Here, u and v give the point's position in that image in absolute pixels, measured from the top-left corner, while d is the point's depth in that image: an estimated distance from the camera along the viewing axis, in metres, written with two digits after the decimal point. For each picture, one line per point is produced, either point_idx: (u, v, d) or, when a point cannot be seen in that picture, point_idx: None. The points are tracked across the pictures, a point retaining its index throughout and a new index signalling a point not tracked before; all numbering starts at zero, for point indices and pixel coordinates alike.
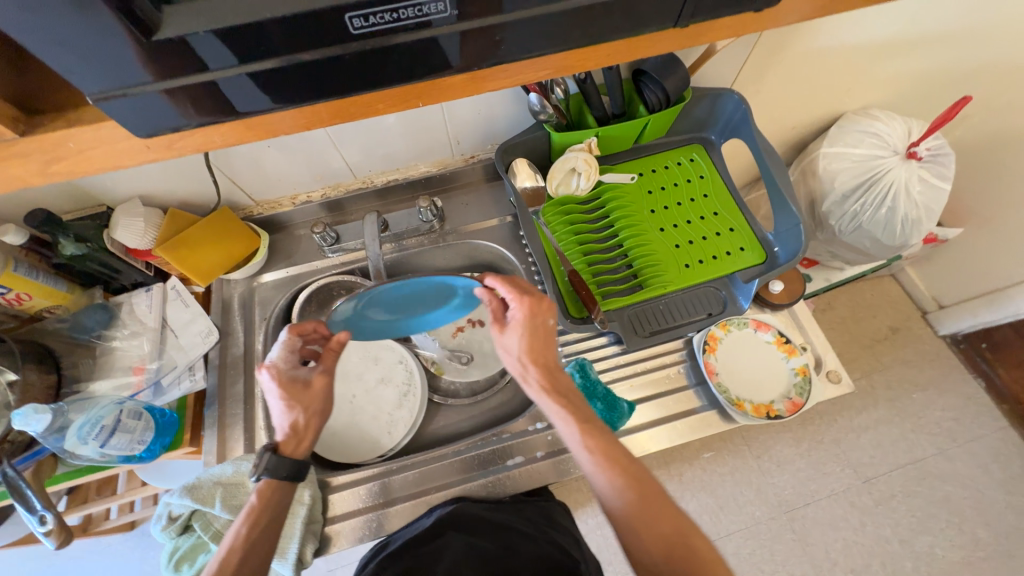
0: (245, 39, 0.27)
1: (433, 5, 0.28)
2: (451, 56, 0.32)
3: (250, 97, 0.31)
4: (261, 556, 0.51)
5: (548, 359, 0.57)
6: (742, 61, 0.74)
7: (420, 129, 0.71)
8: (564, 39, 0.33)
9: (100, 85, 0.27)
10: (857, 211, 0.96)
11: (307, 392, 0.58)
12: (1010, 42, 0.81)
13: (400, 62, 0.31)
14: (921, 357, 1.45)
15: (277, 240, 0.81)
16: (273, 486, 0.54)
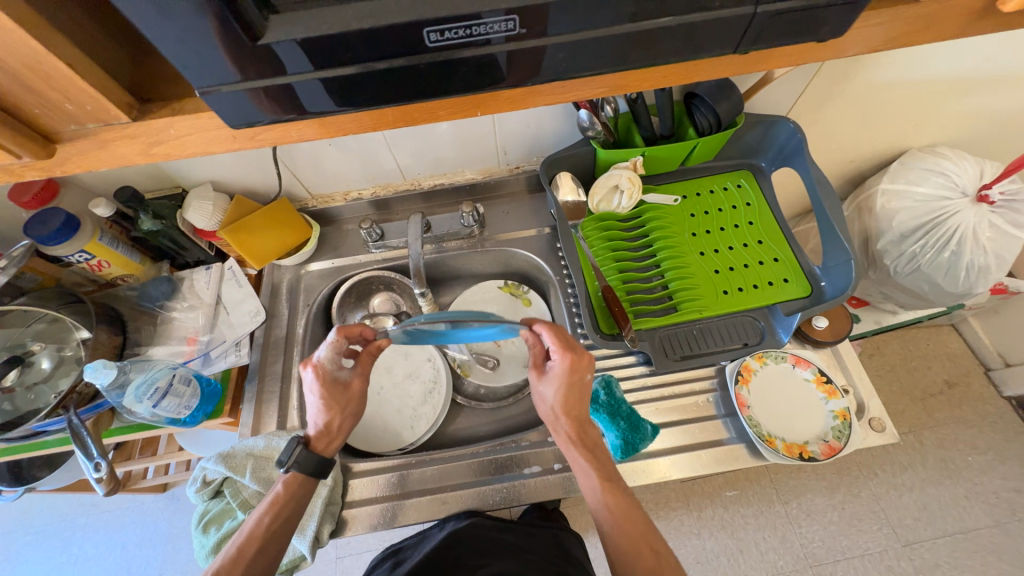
0: (329, 48, 0.30)
1: (502, 24, 0.30)
2: (510, 71, 0.33)
3: (323, 99, 0.33)
4: (270, 553, 0.53)
5: (580, 417, 0.58)
6: (801, 89, 0.73)
7: (472, 139, 0.74)
8: (621, 61, 0.34)
9: (201, 80, 0.30)
10: (916, 252, 0.90)
11: (346, 393, 0.62)
12: None
13: (466, 74, 0.33)
14: (980, 418, 1.34)
15: (327, 232, 0.85)
16: (297, 480, 0.57)
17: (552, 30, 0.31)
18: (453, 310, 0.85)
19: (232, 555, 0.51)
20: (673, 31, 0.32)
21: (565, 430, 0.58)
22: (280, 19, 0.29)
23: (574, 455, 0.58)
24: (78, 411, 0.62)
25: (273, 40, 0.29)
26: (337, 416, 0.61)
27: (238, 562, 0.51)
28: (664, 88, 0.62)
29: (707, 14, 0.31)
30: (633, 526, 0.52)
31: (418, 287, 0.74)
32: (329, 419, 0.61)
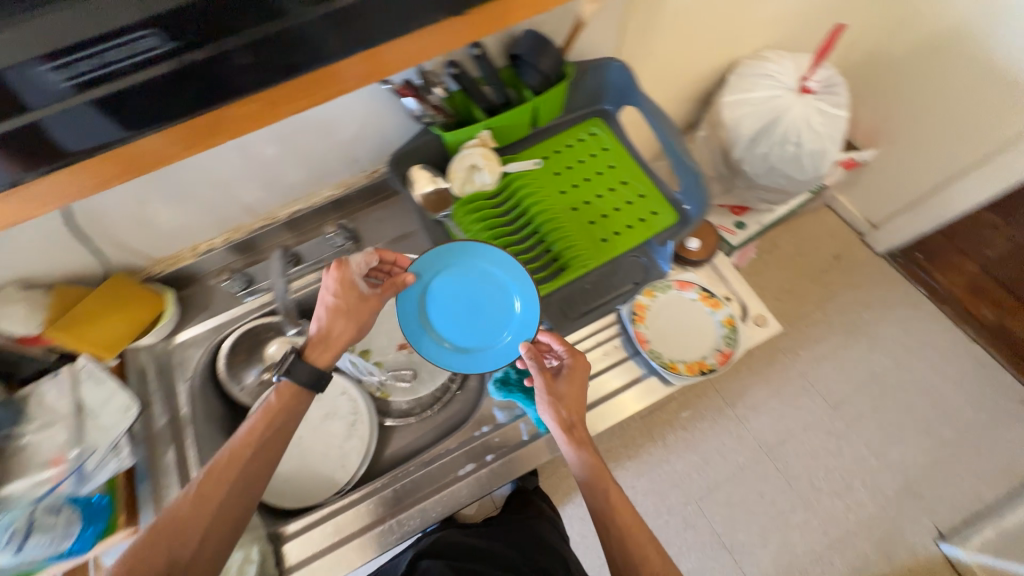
0: (51, 82, 0.39)
1: (140, 36, 0.39)
2: (207, 76, 0.43)
3: (80, 130, 0.42)
4: (269, 456, 0.58)
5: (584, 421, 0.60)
6: (620, 25, 0.73)
7: (309, 155, 0.69)
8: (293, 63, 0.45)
9: None
10: (767, 153, 0.98)
11: (359, 304, 0.63)
12: None
13: (178, 91, 0.43)
14: (865, 279, 1.54)
15: (188, 295, 0.77)
16: (291, 389, 0.61)
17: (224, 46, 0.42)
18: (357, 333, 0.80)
19: (230, 455, 0.56)
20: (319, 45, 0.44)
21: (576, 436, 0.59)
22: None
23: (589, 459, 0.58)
24: None
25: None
26: (339, 322, 0.62)
27: (237, 459, 0.56)
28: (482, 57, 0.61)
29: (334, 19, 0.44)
30: (650, 553, 0.53)
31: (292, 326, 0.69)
32: (333, 324, 0.63)
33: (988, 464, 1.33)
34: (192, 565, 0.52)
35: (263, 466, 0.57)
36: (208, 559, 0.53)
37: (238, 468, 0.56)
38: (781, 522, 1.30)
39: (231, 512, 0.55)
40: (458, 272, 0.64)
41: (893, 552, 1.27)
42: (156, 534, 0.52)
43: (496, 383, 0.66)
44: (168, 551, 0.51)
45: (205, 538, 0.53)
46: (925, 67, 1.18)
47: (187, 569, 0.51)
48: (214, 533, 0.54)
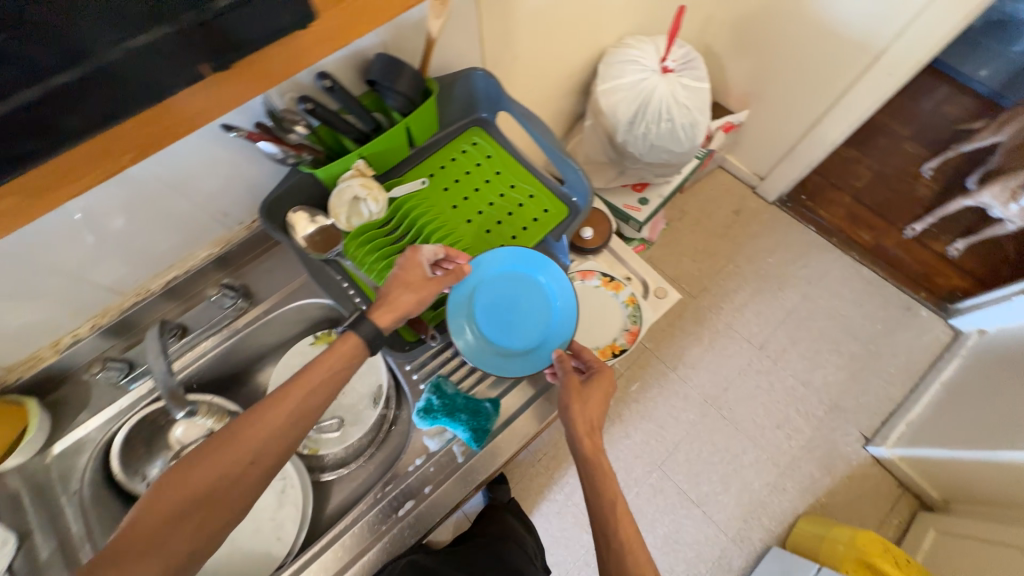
0: None
1: None
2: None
3: None
4: (321, 401, 0.55)
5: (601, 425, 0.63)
6: (476, 36, 0.74)
7: (169, 218, 0.63)
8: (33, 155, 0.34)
9: None
10: (646, 132, 1.04)
11: (423, 283, 0.62)
12: None
13: None
14: (765, 227, 1.68)
15: (61, 396, 0.68)
16: (353, 342, 0.58)
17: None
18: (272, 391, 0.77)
19: (293, 384, 0.54)
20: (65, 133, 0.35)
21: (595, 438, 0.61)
22: None
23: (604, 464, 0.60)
24: None
25: None
26: (401, 290, 0.61)
27: (300, 387, 0.54)
28: (334, 88, 0.59)
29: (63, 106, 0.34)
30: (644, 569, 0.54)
31: (181, 410, 0.62)
32: (395, 294, 0.61)
33: (892, 367, 1.50)
34: (241, 485, 0.50)
35: (310, 411, 0.54)
36: (256, 481, 0.51)
37: (297, 399, 0.54)
38: (737, 465, 1.39)
39: (271, 455, 0.52)
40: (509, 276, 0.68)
41: (833, 465, 1.40)
42: (211, 448, 0.50)
43: (420, 414, 0.64)
44: (219, 468, 0.49)
45: (255, 462, 0.51)
46: (768, 31, 1.31)
47: (233, 485, 0.50)
48: (264, 456, 0.51)
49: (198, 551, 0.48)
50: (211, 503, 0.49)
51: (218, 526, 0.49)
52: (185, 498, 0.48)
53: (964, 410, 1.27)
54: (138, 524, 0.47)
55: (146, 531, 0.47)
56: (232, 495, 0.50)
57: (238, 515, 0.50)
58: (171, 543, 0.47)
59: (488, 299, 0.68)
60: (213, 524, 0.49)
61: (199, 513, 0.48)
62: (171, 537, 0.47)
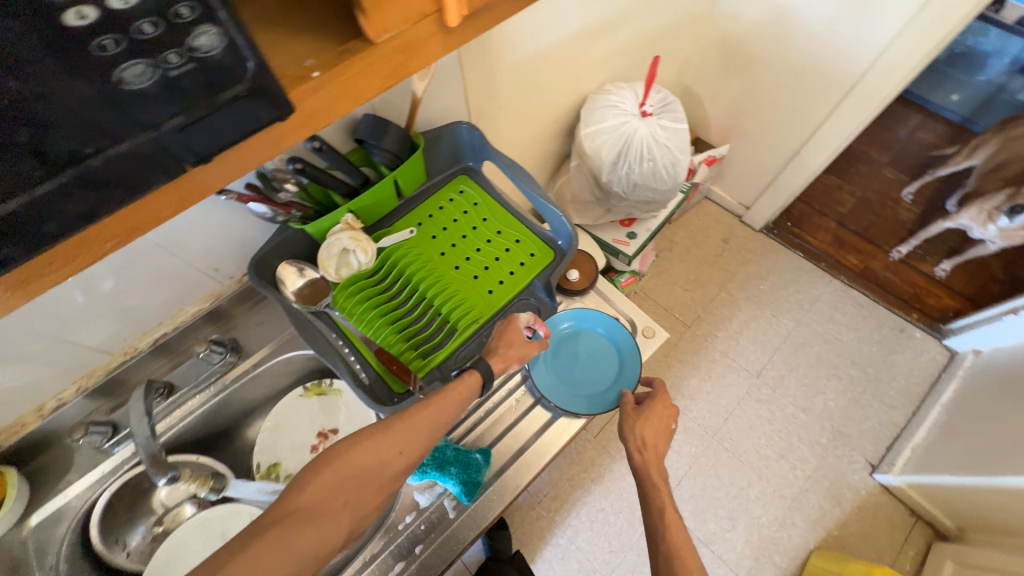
0: None
1: None
2: None
3: None
4: (452, 412, 0.58)
5: (659, 446, 0.64)
6: (462, 93, 0.79)
7: (161, 277, 0.64)
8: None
9: None
10: (630, 172, 1.07)
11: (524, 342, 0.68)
12: (654, 9, 1.01)
13: None
14: (754, 254, 1.71)
15: (43, 463, 0.66)
16: (472, 380, 0.61)
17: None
18: (259, 447, 0.75)
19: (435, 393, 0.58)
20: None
21: (647, 456, 0.62)
22: None
23: (655, 478, 0.60)
24: None
25: None
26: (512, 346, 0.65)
27: (436, 395, 0.58)
28: (322, 148, 0.61)
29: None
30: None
31: (165, 475, 0.60)
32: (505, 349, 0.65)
33: (892, 390, 1.49)
34: (390, 473, 0.53)
35: (442, 420, 0.57)
36: (399, 472, 0.54)
37: (436, 406, 0.57)
38: (743, 498, 1.36)
39: (413, 453, 0.55)
40: (574, 332, 0.78)
41: (841, 495, 1.36)
42: (366, 436, 0.54)
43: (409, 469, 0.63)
44: (377, 453, 0.53)
45: (404, 453, 0.54)
46: (740, 72, 1.38)
47: (382, 471, 0.53)
48: (409, 448, 0.55)
49: (348, 533, 0.51)
50: (364, 485, 0.52)
51: (366, 509, 0.52)
52: (346, 473, 0.51)
53: (966, 433, 1.26)
54: (306, 490, 0.50)
55: (308, 500, 0.50)
56: (380, 481, 0.53)
57: (379, 502, 0.53)
58: (328, 514, 0.49)
59: (563, 352, 0.76)
60: (362, 506, 0.52)
61: (356, 491, 0.51)
62: (328, 508, 0.50)
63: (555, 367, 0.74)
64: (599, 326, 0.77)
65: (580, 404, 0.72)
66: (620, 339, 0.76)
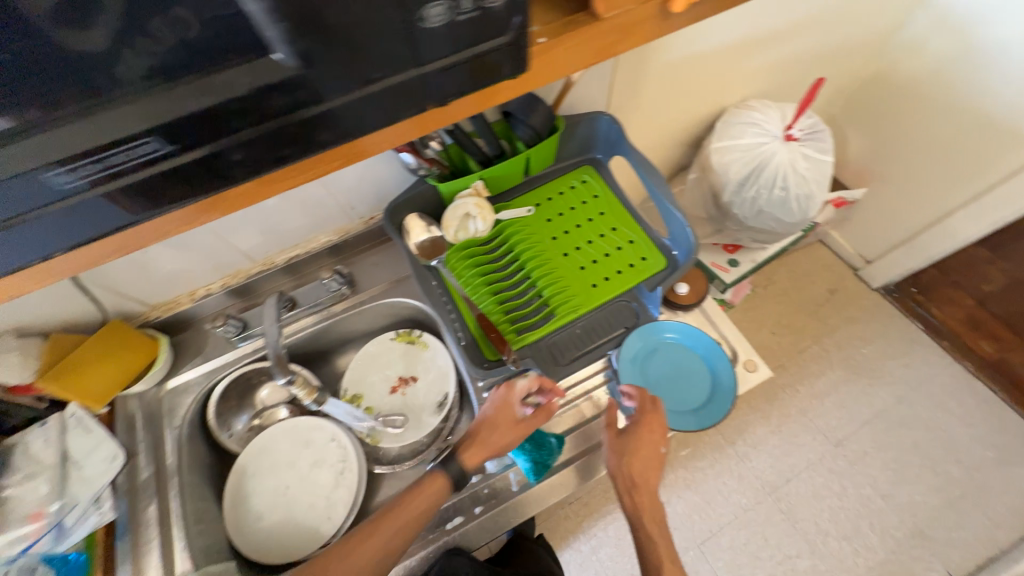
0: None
1: (57, 178, 0.26)
2: (232, 172, 0.29)
3: (62, 232, 0.29)
4: (399, 541, 0.58)
5: (646, 476, 0.63)
6: (608, 85, 0.78)
7: (309, 202, 0.71)
8: (168, 198, 0.29)
9: None
10: (755, 196, 1.01)
11: (510, 423, 0.64)
12: (827, 28, 0.93)
13: (177, 188, 0.29)
14: (863, 313, 1.54)
15: (184, 339, 0.77)
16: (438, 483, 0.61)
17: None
18: (349, 377, 0.82)
19: (376, 518, 0.59)
20: (91, 199, 0.28)
21: (633, 489, 0.63)
22: None
23: (642, 508, 0.63)
24: None
25: None
26: (490, 434, 0.63)
27: (378, 521, 0.59)
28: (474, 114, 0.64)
29: (111, 185, 0.27)
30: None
31: (283, 374, 0.67)
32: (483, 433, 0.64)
33: (999, 505, 1.29)
34: None
35: (387, 548, 0.57)
36: None
37: (377, 537, 0.58)
38: (787, 567, 1.25)
39: None
40: (673, 344, 0.75)
41: None
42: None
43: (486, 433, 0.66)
44: None
45: None
46: (899, 116, 1.22)
47: None
48: None
49: None
50: None
51: None
52: None
53: None
54: None
55: None
56: None
57: None
58: None
59: (657, 358, 0.73)
60: None
61: None
62: None
63: (646, 371, 0.72)
64: (700, 348, 0.74)
65: (662, 415, 0.69)
66: (719, 367, 0.73)
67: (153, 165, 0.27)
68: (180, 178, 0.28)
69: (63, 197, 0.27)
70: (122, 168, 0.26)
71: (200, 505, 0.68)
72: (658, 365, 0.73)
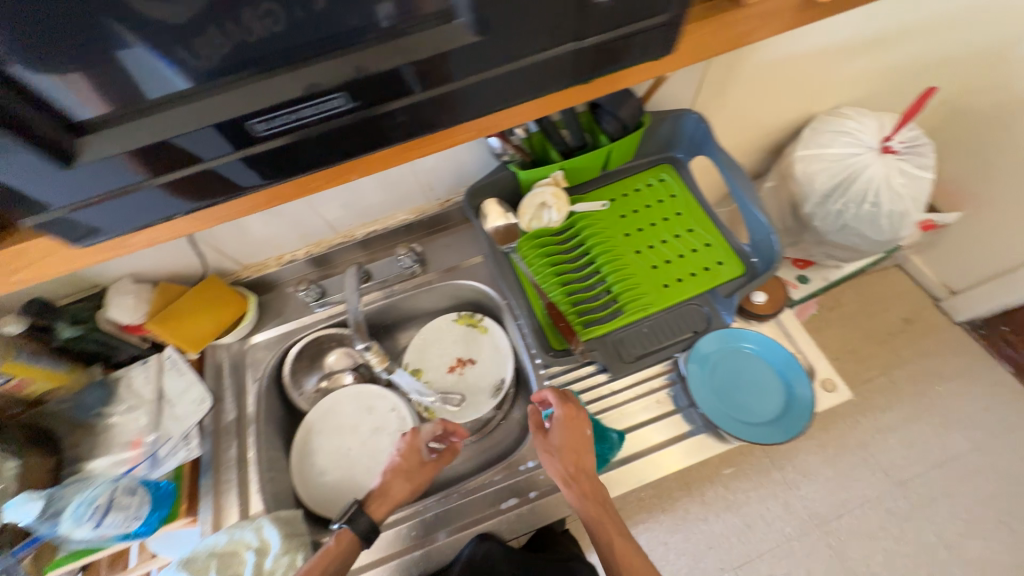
0: (205, 140, 0.33)
1: (257, 123, 0.33)
2: (387, 130, 0.37)
3: (245, 175, 0.37)
4: None
5: (582, 464, 0.61)
6: (698, 83, 0.77)
7: (395, 180, 0.74)
8: (334, 150, 0.37)
9: (67, 199, 0.33)
10: (841, 210, 0.95)
11: (419, 468, 0.68)
12: (943, 35, 0.86)
13: (343, 140, 0.36)
14: (941, 348, 1.42)
15: (268, 299, 0.83)
16: (348, 536, 0.61)
17: (63, 168, 0.31)
18: (410, 352, 0.84)
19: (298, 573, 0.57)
20: (272, 145, 0.35)
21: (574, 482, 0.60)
22: (112, 131, 0.31)
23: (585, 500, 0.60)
24: (12, 550, 0.56)
25: (117, 149, 0.32)
26: (394, 479, 0.66)
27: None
28: None
29: (169, 175, 0.35)
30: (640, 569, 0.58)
31: (361, 341, 0.71)
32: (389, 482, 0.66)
33: None
34: None
35: None
36: None
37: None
38: None
39: None
40: (749, 355, 0.72)
41: None
42: None
43: (546, 420, 0.66)
44: None
45: None
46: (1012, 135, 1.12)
47: None
48: None
49: None
50: None
51: None
52: None
53: None
54: None
55: None
56: None
57: None
58: None
59: (731, 366, 0.71)
60: None
61: None
62: None
63: (717, 376, 0.69)
64: (778, 362, 0.71)
65: (730, 423, 0.66)
66: (797, 385, 0.69)
67: (209, 159, 0.34)
68: (318, 140, 0.36)
69: (134, 182, 0.34)
70: (308, 119, 0.34)
71: (272, 454, 0.73)
72: (729, 371, 0.70)
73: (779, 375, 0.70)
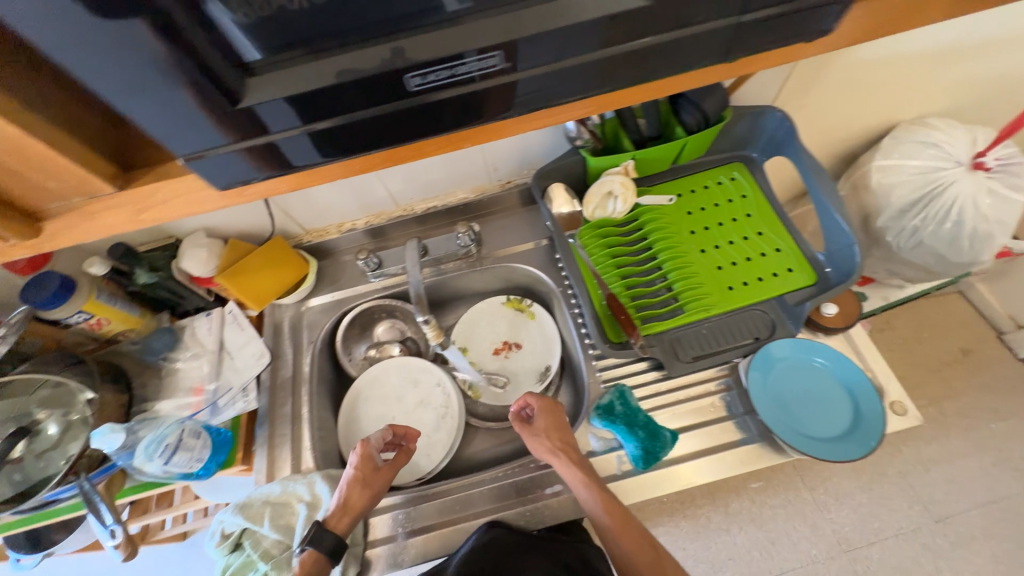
0: (312, 103, 0.33)
1: (413, 77, 0.33)
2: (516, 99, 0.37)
3: (304, 151, 0.37)
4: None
5: (566, 439, 0.64)
6: (784, 79, 0.73)
7: (462, 157, 0.74)
8: (470, 112, 0.37)
9: (189, 147, 0.34)
10: (918, 226, 0.90)
11: (374, 475, 0.62)
12: None
13: (476, 104, 0.36)
14: (1000, 384, 1.34)
15: (325, 266, 0.84)
16: (315, 557, 0.54)
17: (230, 105, 0.32)
18: (458, 331, 0.85)
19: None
20: (418, 103, 0.35)
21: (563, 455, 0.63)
22: (256, 82, 0.32)
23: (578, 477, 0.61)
24: (89, 475, 0.60)
25: (254, 101, 0.32)
26: (353, 489, 0.60)
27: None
28: None
29: (246, 143, 0.35)
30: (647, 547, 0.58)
31: (420, 314, 0.72)
32: (348, 493, 0.59)
33: None
34: None
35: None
36: None
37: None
38: None
39: None
40: (817, 369, 0.69)
41: None
42: None
43: (597, 412, 0.65)
44: None
45: None
46: None
47: None
48: None
49: None
50: None
51: None
52: None
53: None
54: None
55: None
56: None
57: None
58: None
59: (796, 376, 0.68)
60: None
61: None
62: None
63: (781, 384, 0.67)
64: (847, 380, 0.68)
65: (790, 434, 0.64)
66: (866, 405, 0.66)
67: (276, 131, 0.35)
68: (460, 102, 0.36)
69: (211, 147, 0.35)
70: (462, 78, 0.34)
71: (322, 414, 0.75)
72: (793, 382, 0.68)
73: (847, 394, 0.68)
